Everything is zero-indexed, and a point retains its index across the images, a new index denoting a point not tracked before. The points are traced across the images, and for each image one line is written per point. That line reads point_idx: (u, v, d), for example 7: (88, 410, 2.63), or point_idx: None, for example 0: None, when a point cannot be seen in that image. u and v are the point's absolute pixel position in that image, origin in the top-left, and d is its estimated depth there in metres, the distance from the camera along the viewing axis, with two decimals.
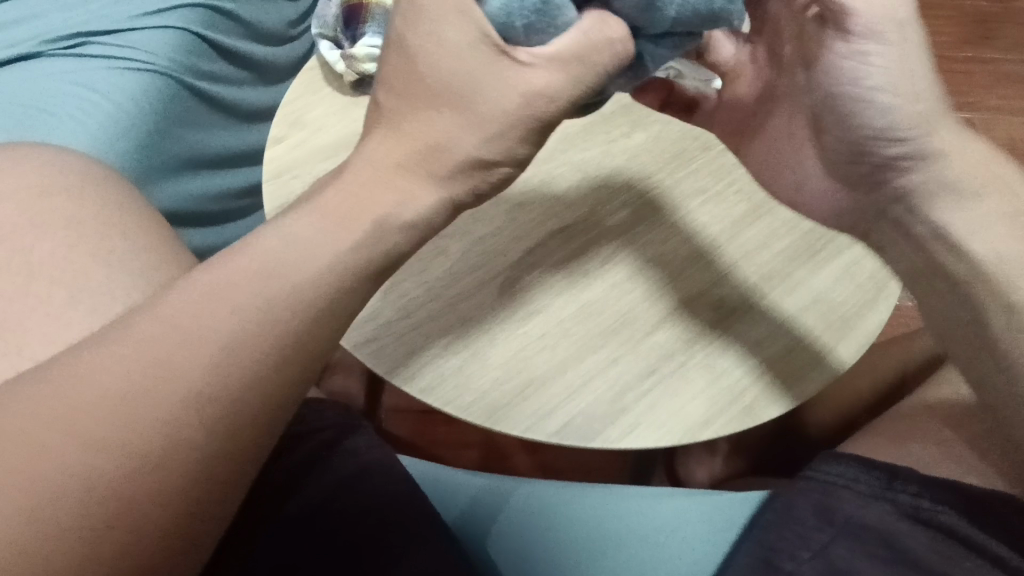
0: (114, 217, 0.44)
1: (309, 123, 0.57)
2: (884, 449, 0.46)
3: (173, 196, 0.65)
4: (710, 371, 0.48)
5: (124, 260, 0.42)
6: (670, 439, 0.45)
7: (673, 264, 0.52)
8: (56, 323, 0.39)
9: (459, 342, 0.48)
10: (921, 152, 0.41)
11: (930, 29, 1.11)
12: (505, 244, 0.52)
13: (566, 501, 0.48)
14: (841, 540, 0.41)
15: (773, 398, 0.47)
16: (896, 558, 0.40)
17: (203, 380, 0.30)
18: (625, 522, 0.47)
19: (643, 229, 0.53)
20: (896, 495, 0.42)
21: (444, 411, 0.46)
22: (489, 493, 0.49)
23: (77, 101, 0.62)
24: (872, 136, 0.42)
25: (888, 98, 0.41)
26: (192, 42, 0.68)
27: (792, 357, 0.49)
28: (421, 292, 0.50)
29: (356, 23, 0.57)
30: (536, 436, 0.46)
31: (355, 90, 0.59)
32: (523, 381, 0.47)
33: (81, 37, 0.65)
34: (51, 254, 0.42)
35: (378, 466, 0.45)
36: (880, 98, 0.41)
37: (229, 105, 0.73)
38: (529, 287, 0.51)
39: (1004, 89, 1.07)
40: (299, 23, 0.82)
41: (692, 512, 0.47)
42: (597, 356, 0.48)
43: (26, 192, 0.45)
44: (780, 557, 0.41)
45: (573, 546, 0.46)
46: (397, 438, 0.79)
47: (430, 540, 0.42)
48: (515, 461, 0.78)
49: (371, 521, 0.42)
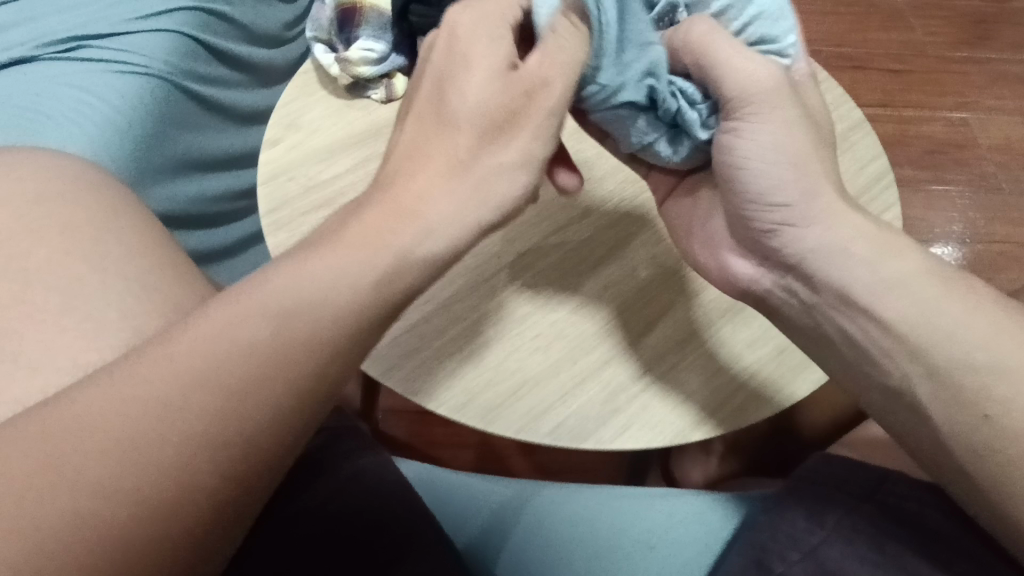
0: (111, 222, 0.44)
1: (305, 124, 0.57)
2: None
3: (169, 198, 0.66)
4: (704, 371, 0.48)
5: (118, 264, 0.42)
6: (663, 441, 0.46)
7: (666, 268, 0.52)
8: (51, 327, 0.39)
9: (452, 344, 0.49)
10: (806, 216, 0.40)
11: (928, 29, 1.12)
12: (498, 245, 0.53)
13: (562, 503, 0.49)
14: (834, 541, 0.41)
15: (765, 400, 0.47)
16: (883, 559, 0.40)
17: (183, 380, 0.29)
18: (618, 523, 0.47)
19: (639, 229, 0.54)
20: (884, 496, 0.43)
21: (439, 413, 0.47)
22: (484, 494, 0.50)
23: (73, 103, 0.62)
24: (751, 202, 0.42)
25: (759, 164, 0.41)
26: (187, 44, 0.68)
27: (783, 360, 0.49)
28: (415, 294, 0.50)
29: (351, 26, 0.60)
30: (529, 438, 0.46)
31: (349, 93, 0.58)
32: (517, 381, 0.47)
33: (78, 41, 0.65)
34: (45, 260, 0.42)
35: (373, 468, 0.44)
36: (752, 163, 0.41)
37: (224, 107, 0.73)
38: (522, 288, 0.51)
39: (1001, 90, 1.07)
40: (294, 25, 0.82)
41: (687, 514, 0.48)
42: (591, 356, 0.48)
43: (22, 198, 0.45)
44: (771, 558, 0.42)
45: (570, 546, 0.46)
46: (395, 440, 0.79)
47: (427, 543, 0.42)
48: (513, 462, 0.79)
49: (368, 520, 0.42)
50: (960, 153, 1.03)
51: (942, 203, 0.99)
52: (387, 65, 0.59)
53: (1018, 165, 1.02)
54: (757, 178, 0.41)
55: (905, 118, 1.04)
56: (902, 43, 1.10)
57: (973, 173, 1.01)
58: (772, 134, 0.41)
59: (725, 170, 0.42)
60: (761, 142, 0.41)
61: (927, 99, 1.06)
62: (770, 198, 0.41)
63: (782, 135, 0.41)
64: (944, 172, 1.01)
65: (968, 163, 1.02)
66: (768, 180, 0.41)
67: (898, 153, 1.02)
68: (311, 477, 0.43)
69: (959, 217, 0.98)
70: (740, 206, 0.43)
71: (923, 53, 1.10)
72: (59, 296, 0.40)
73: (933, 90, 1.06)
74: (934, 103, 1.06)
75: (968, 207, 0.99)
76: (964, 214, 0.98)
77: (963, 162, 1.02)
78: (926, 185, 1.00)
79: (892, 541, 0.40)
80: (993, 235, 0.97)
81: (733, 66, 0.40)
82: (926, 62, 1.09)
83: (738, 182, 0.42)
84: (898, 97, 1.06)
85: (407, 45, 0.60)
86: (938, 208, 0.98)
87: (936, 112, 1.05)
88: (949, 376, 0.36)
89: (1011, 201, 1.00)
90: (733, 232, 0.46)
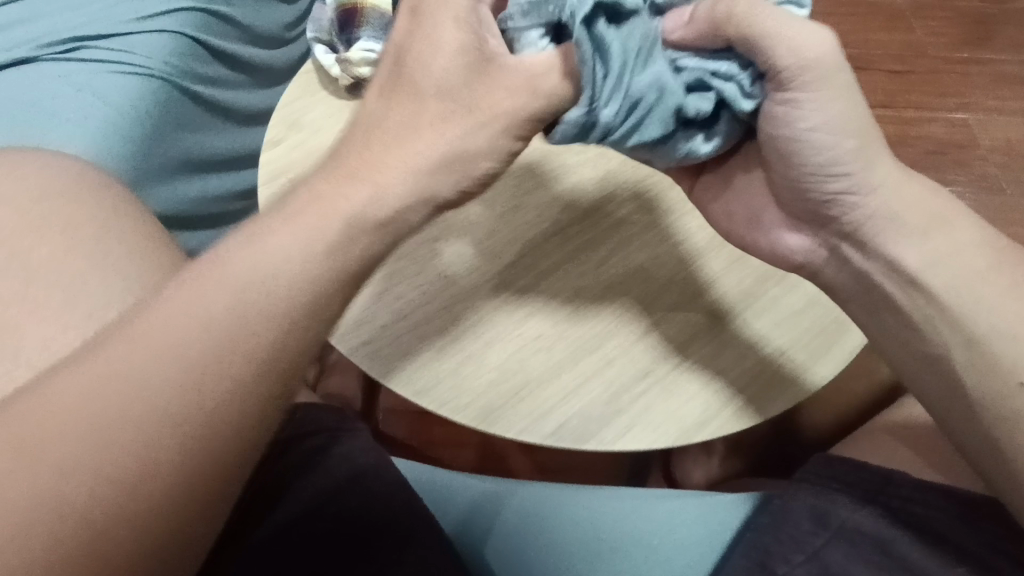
0: (113, 221, 0.44)
1: (306, 124, 0.57)
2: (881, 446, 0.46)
3: (169, 199, 0.66)
4: (706, 372, 0.48)
5: (120, 263, 0.42)
6: (666, 441, 0.46)
7: (668, 268, 0.52)
8: (53, 326, 0.39)
9: (454, 344, 0.48)
10: (865, 186, 0.41)
11: (929, 29, 1.12)
12: (500, 244, 0.53)
13: (564, 505, 0.48)
14: (836, 543, 0.41)
15: (769, 399, 0.47)
16: (887, 562, 0.40)
17: None
18: (620, 525, 0.47)
19: (641, 228, 0.54)
20: (888, 497, 0.42)
21: (441, 413, 0.47)
22: (485, 495, 0.50)
23: (74, 104, 0.62)
24: (813, 174, 0.41)
25: (823, 137, 0.39)
26: (188, 45, 0.68)
27: (786, 359, 0.49)
28: (417, 294, 0.50)
29: (352, 27, 0.59)
30: (531, 438, 0.46)
31: (351, 94, 0.58)
32: (519, 382, 0.47)
33: (78, 41, 0.65)
34: (47, 259, 0.42)
35: (373, 469, 0.44)
36: (814, 137, 0.39)
37: (225, 108, 0.73)
38: (524, 289, 0.51)
39: (1001, 90, 1.07)
40: (294, 25, 0.82)
41: (689, 514, 0.48)
42: (593, 356, 0.48)
43: (25, 198, 0.45)
44: (774, 559, 0.42)
45: (571, 548, 0.46)
46: (395, 440, 0.79)
47: (426, 544, 0.42)
48: (514, 461, 0.79)
49: (369, 523, 0.42)
50: (961, 154, 1.03)
51: None
52: None
53: (1018, 165, 1.02)
54: (817, 151, 0.40)
55: (906, 118, 1.04)
56: (903, 43, 1.10)
57: (973, 173, 1.01)
58: (835, 108, 0.39)
59: (783, 147, 0.41)
60: (825, 120, 0.39)
61: (928, 99, 1.06)
62: (828, 169, 0.41)
63: (845, 103, 0.39)
64: (945, 173, 1.01)
65: (968, 164, 1.02)
66: (828, 154, 0.40)
67: (898, 154, 1.02)
68: (311, 475, 0.43)
69: None
70: (793, 178, 0.42)
71: (924, 53, 1.10)
72: (62, 295, 0.40)
73: (934, 91, 1.06)
74: (935, 103, 1.06)
75: (968, 208, 0.99)
76: None
77: (963, 163, 1.02)
78: None
79: (896, 543, 0.41)
80: None
81: (792, 43, 0.36)
82: (927, 62, 1.09)
83: (795, 157, 0.41)
84: (898, 98, 1.06)
85: None
86: None
87: (937, 113, 1.05)
88: (977, 360, 0.38)
89: (1012, 201, 1.00)
90: (781, 206, 0.46)
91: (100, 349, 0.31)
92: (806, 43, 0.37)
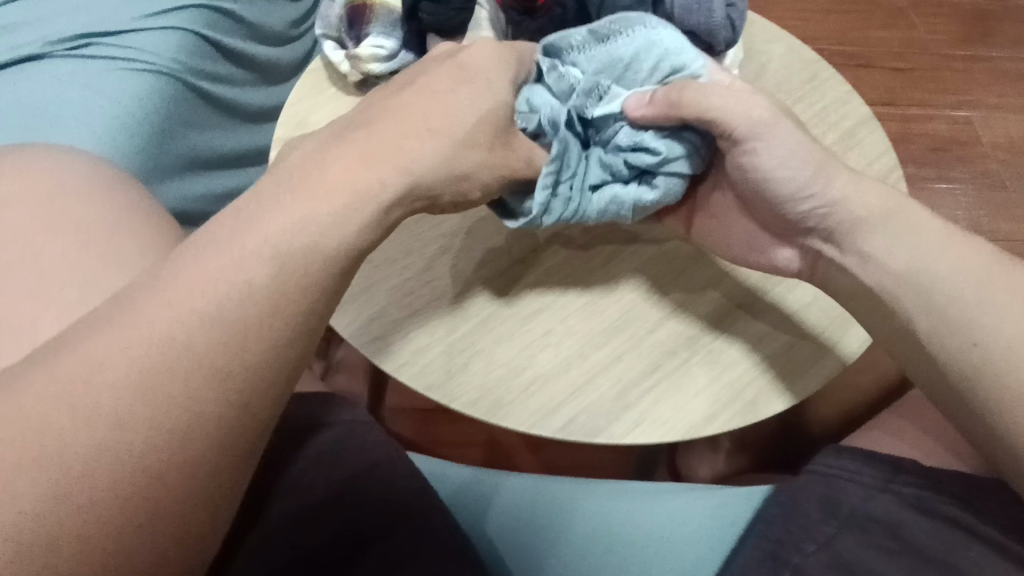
0: (124, 217, 0.45)
1: (314, 123, 0.57)
2: (889, 438, 0.47)
3: (177, 196, 0.66)
4: (714, 366, 0.48)
5: (132, 259, 0.42)
6: (675, 436, 0.46)
7: (676, 264, 0.52)
8: (67, 321, 0.39)
9: (464, 339, 0.49)
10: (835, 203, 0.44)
11: (930, 27, 1.12)
12: (509, 241, 0.53)
13: (576, 499, 0.49)
14: (847, 532, 0.42)
15: (778, 393, 0.47)
16: (900, 548, 0.40)
17: None
18: (632, 518, 0.47)
19: (649, 225, 0.54)
20: (899, 485, 0.43)
21: (450, 408, 0.47)
22: (497, 490, 0.50)
23: (82, 100, 0.62)
24: (787, 205, 0.45)
25: (785, 167, 0.44)
26: (195, 42, 0.68)
27: (796, 353, 0.48)
28: (427, 290, 0.50)
29: (360, 24, 0.58)
30: (541, 433, 0.46)
31: (358, 90, 0.59)
32: (529, 377, 0.47)
33: (86, 39, 0.65)
34: (59, 255, 0.42)
35: (387, 462, 0.44)
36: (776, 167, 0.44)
37: (231, 106, 0.73)
38: (532, 285, 0.51)
39: (1002, 87, 1.08)
40: (299, 22, 0.82)
41: (700, 507, 0.48)
42: (602, 351, 0.49)
43: (36, 193, 0.45)
44: (786, 550, 0.42)
45: (584, 541, 0.46)
46: (401, 437, 0.79)
47: (439, 538, 0.42)
48: (520, 459, 0.79)
49: (384, 517, 0.42)
50: (963, 151, 1.03)
51: (944, 201, 0.99)
52: (397, 62, 0.58)
53: (1020, 162, 1.02)
54: (784, 178, 0.44)
55: (908, 115, 1.05)
56: (904, 41, 1.10)
57: (975, 170, 1.01)
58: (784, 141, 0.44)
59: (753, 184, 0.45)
60: (781, 155, 0.44)
61: (930, 96, 1.06)
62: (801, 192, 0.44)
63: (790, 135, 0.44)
64: (947, 170, 1.01)
65: (970, 161, 1.02)
66: (794, 184, 0.44)
67: (901, 151, 1.02)
68: (327, 468, 0.43)
69: (962, 214, 0.98)
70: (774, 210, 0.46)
71: (925, 50, 1.10)
72: (74, 289, 0.40)
73: (936, 88, 1.07)
74: (937, 100, 1.06)
75: (971, 205, 0.99)
76: (968, 211, 0.99)
77: (965, 159, 1.02)
78: (929, 182, 1.00)
79: (908, 528, 0.41)
80: (996, 232, 0.97)
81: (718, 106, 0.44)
82: (928, 59, 1.09)
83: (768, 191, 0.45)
84: (900, 95, 1.06)
85: (418, 44, 0.58)
86: (942, 206, 0.99)
87: (938, 110, 1.05)
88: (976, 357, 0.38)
89: (1014, 198, 1.00)
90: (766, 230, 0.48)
91: (118, 343, 0.31)
92: (729, 97, 0.44)
